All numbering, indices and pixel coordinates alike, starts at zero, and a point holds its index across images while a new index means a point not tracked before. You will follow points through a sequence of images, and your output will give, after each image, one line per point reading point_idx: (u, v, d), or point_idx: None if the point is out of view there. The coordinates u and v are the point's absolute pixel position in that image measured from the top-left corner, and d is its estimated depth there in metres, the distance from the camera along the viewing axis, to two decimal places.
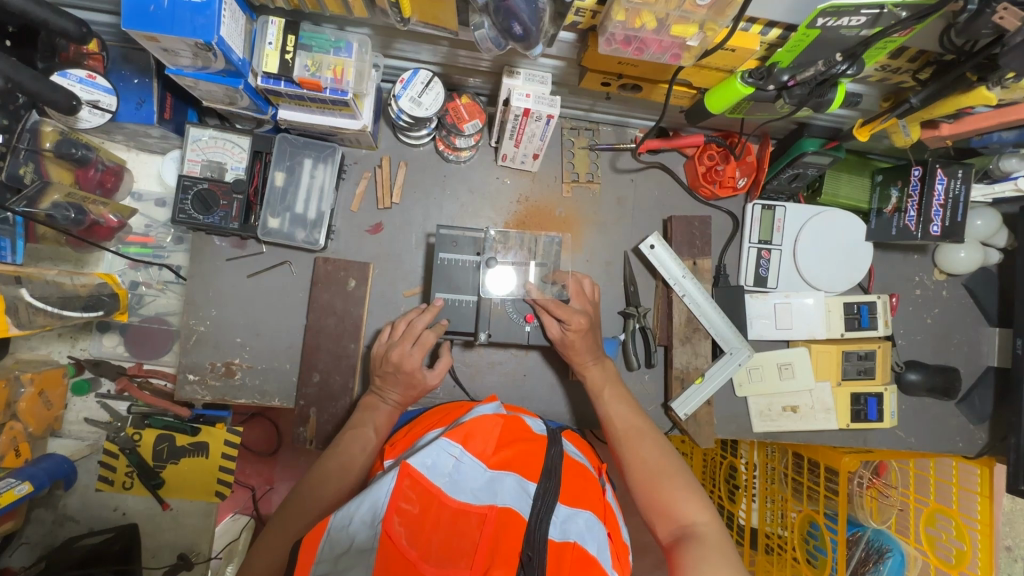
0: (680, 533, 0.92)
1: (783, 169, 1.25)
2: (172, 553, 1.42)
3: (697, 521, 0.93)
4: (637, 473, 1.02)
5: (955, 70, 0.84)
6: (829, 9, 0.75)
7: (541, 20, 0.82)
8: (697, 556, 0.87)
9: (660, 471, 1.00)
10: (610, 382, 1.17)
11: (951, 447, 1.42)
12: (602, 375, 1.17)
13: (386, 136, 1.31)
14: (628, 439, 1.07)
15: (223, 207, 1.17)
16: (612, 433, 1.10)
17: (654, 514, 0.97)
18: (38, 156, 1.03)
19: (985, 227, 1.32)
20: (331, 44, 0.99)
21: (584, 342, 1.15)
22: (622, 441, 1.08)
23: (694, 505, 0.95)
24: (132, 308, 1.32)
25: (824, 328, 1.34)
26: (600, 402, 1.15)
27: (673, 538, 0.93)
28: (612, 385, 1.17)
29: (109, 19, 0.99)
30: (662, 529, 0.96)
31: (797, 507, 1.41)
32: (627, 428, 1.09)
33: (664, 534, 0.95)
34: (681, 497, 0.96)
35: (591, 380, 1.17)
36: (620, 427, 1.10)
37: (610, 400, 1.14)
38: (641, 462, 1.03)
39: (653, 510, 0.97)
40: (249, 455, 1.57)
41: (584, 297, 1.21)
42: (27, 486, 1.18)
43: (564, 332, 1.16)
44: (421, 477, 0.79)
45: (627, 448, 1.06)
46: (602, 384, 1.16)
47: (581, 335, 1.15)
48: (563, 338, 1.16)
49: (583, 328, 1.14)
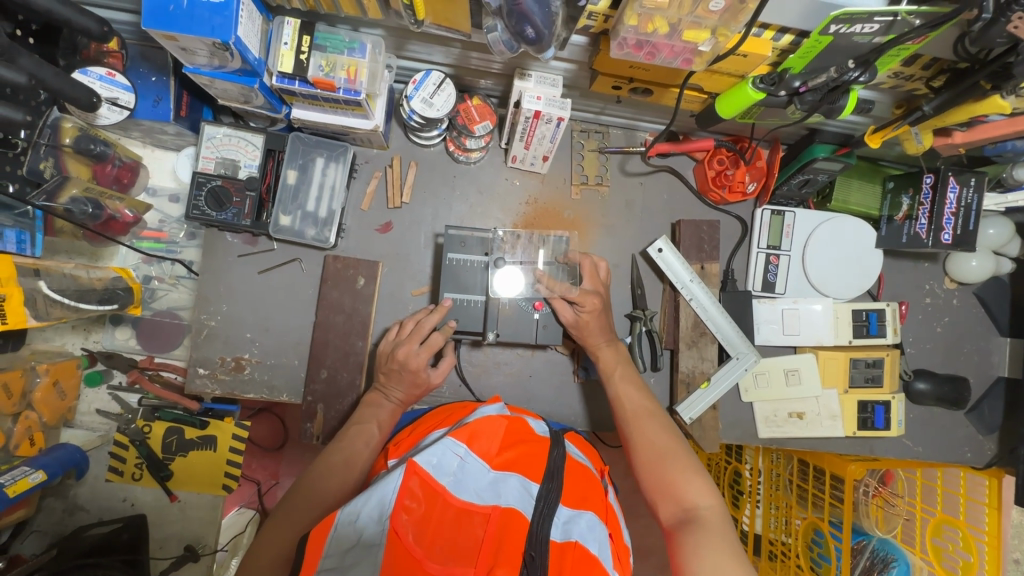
0: (683, 517, 0.93)
1: (794, 175, 1.24)
2: (179, 544, 1.43)
3: (701, 505, 0.93)
4: (643, 454, 1.02)
5: (968, 78, 0.84)
6: (841, 17, 0.75)
7: (554, 24, 0.83)
8: (697, 544, 0.88)
9: (666, 453, 1.01)
10: (622, 363, 1.18)
11: (959, 458, 1.41)
12: (614, 357, 1.18)
13: (397, 135, 1.32)
14: (637, 420, 1.08)
15: (235, 203, 1.19)
16: (620, 415, 1.11)
17: (657, 495, 0.97)
18: (57, 152, 1.02)
19: (997, 236, 1.31)
20: (345, 45, 0.99)
21: (598, 323, 1.17)
22: (630, 421, 1.08)
23: (698, 489, 0.95)
24: (145, 303, 1.35)
25: (832, 335, 1.34)
26: (611, 382, 1.16)
27: (675, 520, 0.93)
28: (623, 365, 1.17)
29: (128, 17, 1.00)
30: (664, 511, 0.96)
31: (802, 514, 1.39)
32: (635, 409, 1.10)
33: (666, 516, 0.95)
34: (686, 480, 0.96)
35: (604, 361, 1.18)
36: (628, 407, 1.11)
37: (621, 379, 1.15)
38: (648, 443, 1.03)
39: (657, 492, 0.98)
40: (256, 450, 1.57)
41: (598, 279, 1.22)
42: (41, 475, 1.18)
43: (577, 315, 1.17)
44: (428, 475, 0.80)
45: (634, 429, 1.07)
46: (613, 364, 1.17)
47: (595, 315, 1.17)
48: (576, 321, 1.17)
49: (596, 309, 1.17)
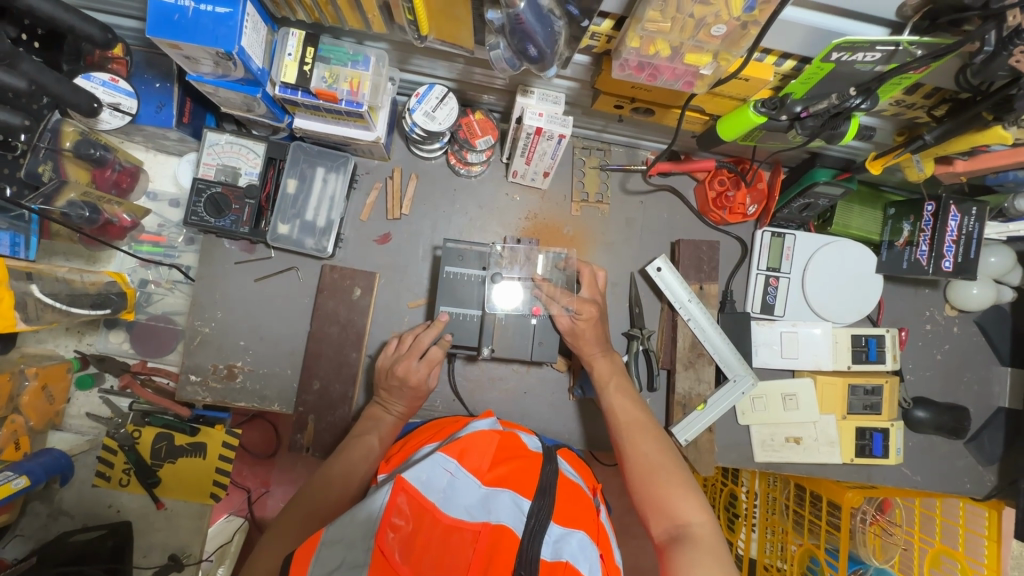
0: (675, 533, 0.90)
1: (794, 199, 1.24)
2: (164, 553, 1.40)
3: (693, 522, 0.91)
4: (635, 468, 1.01)
5: (971, 109, 0.83)
6: (844, 44, 0.75)
7: (556, 43, 0.83)
8: (690, 560, 0.85)
9: (659, 467, 0.99)
10: (618, 375, 1.16)
11: (958, 488, 1.40)
12: (609, 368, 1.17)
13: (398, 147, 1.32)
14: (631, 432, 1.06)
15: (234, 211, 1.18)
16: (615, 427, 1.09)
17: (649, 511, 0.95)
18: (56, 155, 1.02)
19: (999, 264, 1.30)
20: (349, 57, 1.00)
21: (594, 332, 1.16)
22: (624, 434, 1.07)
23: (690, 505, 0.93)
24: (140, 307, 1.34)
25: (830, 359, 1.33)
26: (605, 394, 1.14)
27: (667, 537, 0.91)
28: (618, 377, 1.16)
29: (133, 24, 1.01)
30: (656, 527, 0.94)
31: (797, 541, 1.34)
32: (629, 421, 1.08)
33: (657, 532, 0.93)
34: (679, 495, 0.94)
35: (598, 372, 1.16)
36: (622, 419, 1.09)
37: (615, 391, 1.13)
38: (641, 457, 1.01)
39: (649, 507, 0.95)
40: (247, 456, 1.50)
41: (595, 288, 1.21)
42: (24, 480, 1.16)
43: (574, 322, 1.16)
44: (416, 492, 0.78)
45: (628, 441, 1.05)
46: (608, 374, 1.15)
47: (591, 324, 1.16)
48: (572, 327, 1.16)
49: (592, 318, 1.16)
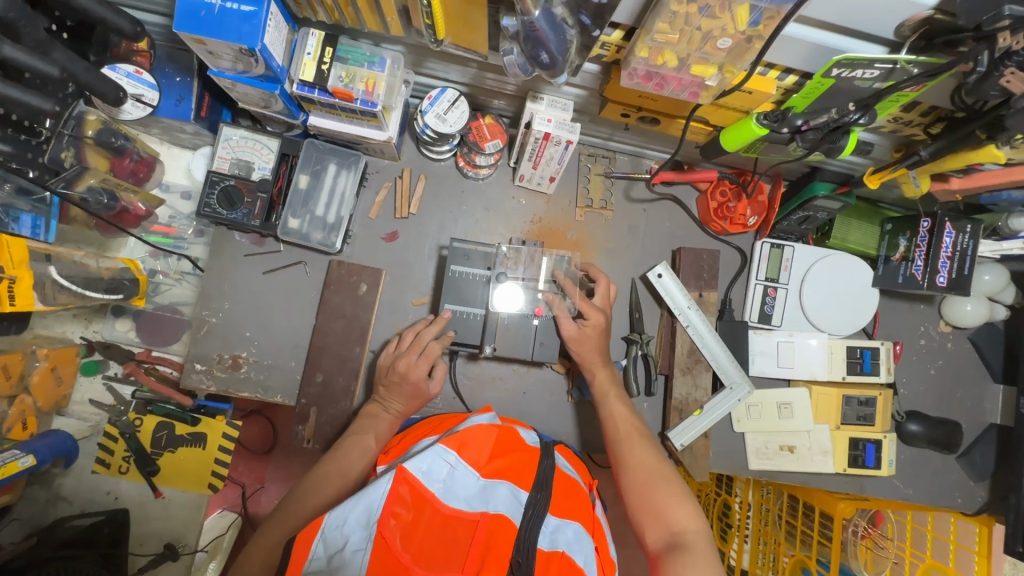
0: (670, 541, 0.92)
1: (794, 211, 1.27)
2: (159, 542, 1.40)
3: (688, 529, 0.93)
4: (632, 475, 1.02)
5: (965, 127, 0.86)
6: (844, 60, 0.78)
7: (567, 51, 0.87)
8: (685, 568, 0.87)
9: (656, 475, 1.01)
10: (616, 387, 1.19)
11: (949, 503, 1.42)
12: (607, 374, 1.19)
13: (409, 148, 1.35)
14: (628, 441, 1.08)
15: (246, 204, 1.21)
16: (613, 436, 1.11)
17: (645, 518, 0.97)
18: (78, 142, 1.06)
19: (993, 282, 1.33)
20: (365, 58, 1.03)
21: (595, 334, 1.18)
22: (622, 442, 1.09)
23: (686, 513, 0.95)
24: (148, 296, 1.36)
25: (825, 370, 1.35)
26: (604, 402, 1.16)
27: (662, 545, 0.93)
28: (616, 388, 1.18)
29: (160, 19, 1.05)
30: (652, 535, 0.95)
31: (789, 552, 1.38)
32: (627, 430, 1.10)
33: (653, 540, 0.94)
34: (675, 503, 0.96)
35: (598, 381, 1.19)
36: (621, 428, 1.11)
37: (614, 400, 1.16)
38: (638, 464, 1.03)
39: (645, 515, 0.97)
40: (244, 452, 1.53)
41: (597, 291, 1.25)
42: (31, 459, 1.19)
43: (580, 330, 1.18)
44: (417, 482, 0.80)
45: (625, 449, 1.07)
46: (607, 384, 1.18)
47: (592, 328, 1.19)
48: (573, 329, 1.19)
49: (597, 326, 1.19)
